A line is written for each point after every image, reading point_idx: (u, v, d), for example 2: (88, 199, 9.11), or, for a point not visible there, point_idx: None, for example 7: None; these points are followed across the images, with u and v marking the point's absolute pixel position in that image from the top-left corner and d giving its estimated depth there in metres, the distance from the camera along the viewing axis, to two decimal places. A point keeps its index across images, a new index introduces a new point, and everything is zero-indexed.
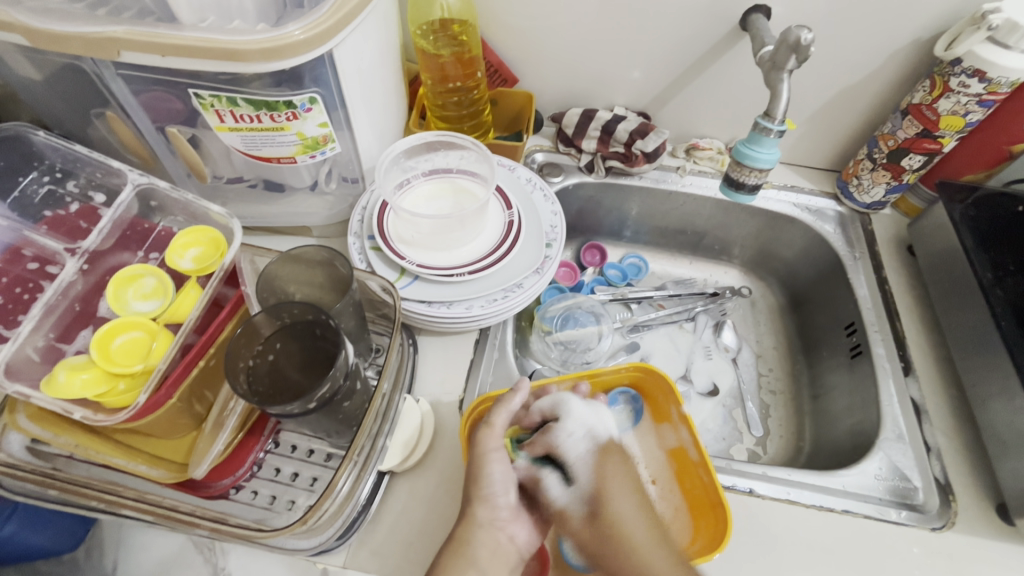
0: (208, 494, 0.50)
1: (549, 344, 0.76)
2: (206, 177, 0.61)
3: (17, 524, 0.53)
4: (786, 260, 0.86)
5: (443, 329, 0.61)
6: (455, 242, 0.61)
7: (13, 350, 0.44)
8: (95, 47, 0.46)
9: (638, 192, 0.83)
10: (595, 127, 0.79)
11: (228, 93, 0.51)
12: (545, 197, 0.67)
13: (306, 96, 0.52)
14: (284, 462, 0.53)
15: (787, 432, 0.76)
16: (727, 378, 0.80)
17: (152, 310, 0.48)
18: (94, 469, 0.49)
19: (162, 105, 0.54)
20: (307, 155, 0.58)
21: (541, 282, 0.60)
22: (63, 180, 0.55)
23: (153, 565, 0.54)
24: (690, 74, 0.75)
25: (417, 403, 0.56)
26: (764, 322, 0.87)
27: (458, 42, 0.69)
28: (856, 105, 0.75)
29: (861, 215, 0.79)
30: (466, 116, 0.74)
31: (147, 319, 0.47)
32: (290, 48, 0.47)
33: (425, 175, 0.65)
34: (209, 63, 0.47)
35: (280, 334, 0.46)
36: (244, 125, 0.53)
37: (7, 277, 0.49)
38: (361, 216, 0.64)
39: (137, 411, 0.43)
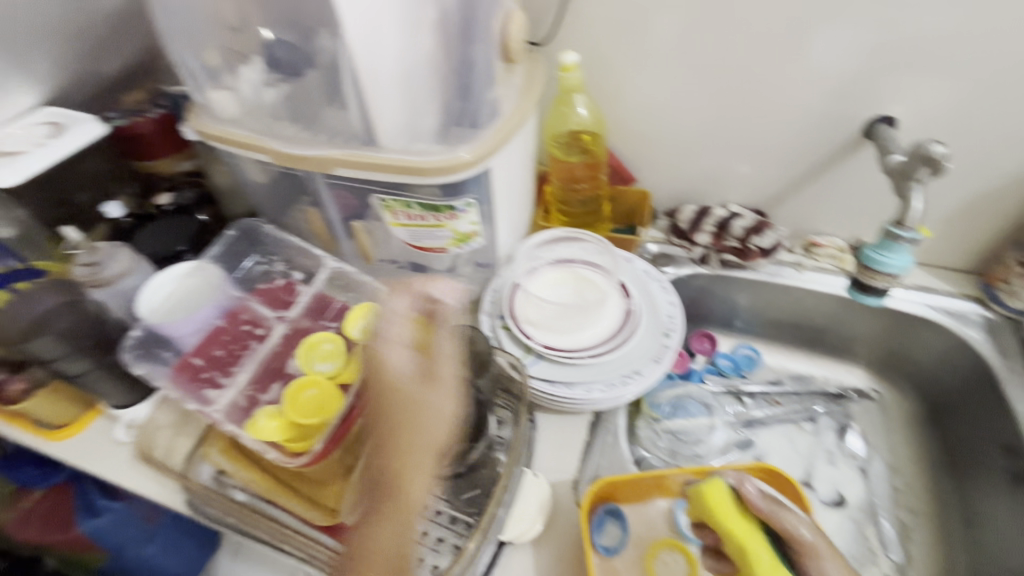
0: (348, 542, 0.56)
1: (657, 433, 0.76)
2: (372, 258, 0.75)
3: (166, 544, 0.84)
4: (922, 365, 0.80)
5: (562, 407, 0.64)
6: (578, 326, 0.66)
7: (232, 394, 0.57)
8: (318, 163, 0.61)
9: (752, 285, 0.84)
10: (710, 222, 0.83)
11: (404, 197, 0.62)
12: (662, 287, 0.71)
13: (464, 201, 0.62)
14: (413, 520, 0.58)
15: (934, 562, 0.69)
16: (856, 490, 0.74)
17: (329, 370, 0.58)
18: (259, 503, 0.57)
19: (347, 202, 0.68)
20: (457, 247, 0.68)
21: (659, 371, 0.62)
22: (274, 261, 0.69)
23: None
24: (809, 177, 0.78)
25: (536, 478, 0.59)
26: (897, 430, 0.80)
27: (586, 150, 0.78)
28: (998, 208, 0.72)
29: (1012, 322, 0.73)
30: (587, 213, 0.83)
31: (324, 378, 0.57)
32: (461, 165, 0.58)
33: (550, 263, 0.72)
34: (399, 177, 0.59)
35: (430, 402, 0.52)
36: (413, 221, 0.65)
37: (228, 335, 0.62)
38: (492, 297, 0.72)
39: (313, 457, 0.53)
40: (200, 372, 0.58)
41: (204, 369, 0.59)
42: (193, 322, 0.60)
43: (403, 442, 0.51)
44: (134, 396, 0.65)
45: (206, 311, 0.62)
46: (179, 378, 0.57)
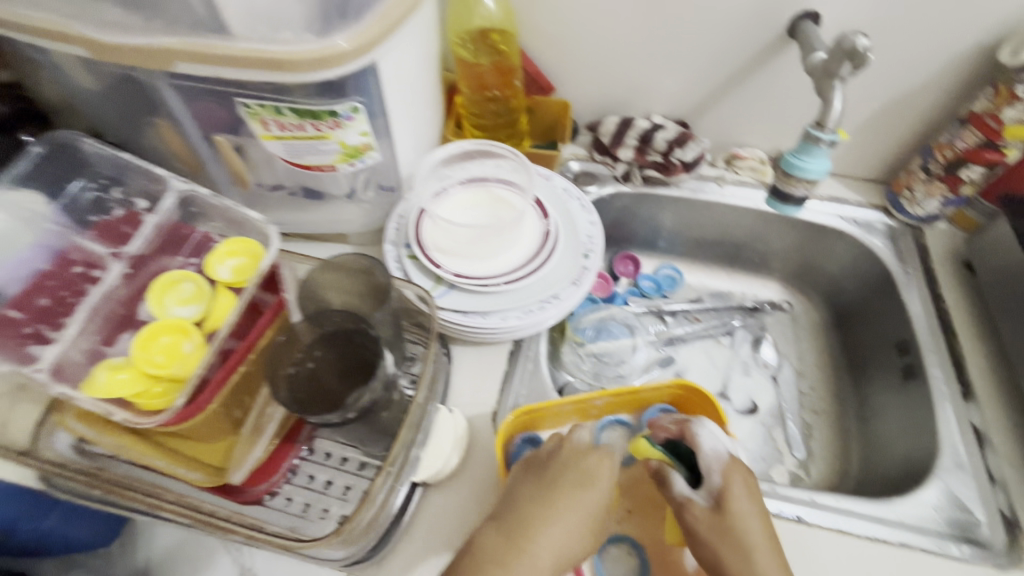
0: (244, 500, 0.50)
1: (582, 356, 0.74)
2: (249, 184, 0.63)
3: (57, 519, 0.55)
4: (830, 275, 0.82)
5: (477, 339, 0.60)
6: (492, 251, 0.60)
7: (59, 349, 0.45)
8: (150, 56, 0.48)
9: (675, 203, 0.81)
10: (633, 136, 0.78)
11: (274, 101, 0.51)
12: (582, 206, 0.66)
13: (349, 105, 0.52)
14: (318, 469, 0.53)
15: (832, 455, 0.73)
16: (767, 396, 0.77)
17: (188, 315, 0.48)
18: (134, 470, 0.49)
19: (212, 115, 0.55)
20: (347, 163, 0.58)
21: (579, 293, 0.59)
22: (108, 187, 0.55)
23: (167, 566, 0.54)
24: (733, 82, 0.73)
25: (452, 415, 0.55)
26: (806, 338, 0.83)
27: (498, 51, 0.68)
28: (908, 115, 0.72)
29: (912, 228, 0.76)
30: (501, 125, 0.74)
31: (189, 323, 0.48)
32: (337, 58, 0.47)
33: (461, 183, 0.65)
34: (259, 73, 0.48)
35: (319, 342, 0.45)
36: (289, 133, 0.54)
37: (54, 280, 0.50)
38: (397, 225, 0.63)
39: (176, 415, 0.44)
40: (22, 328, 0.47)
41: (25, 323, 0.48)
42: (18, 268, 0.49)
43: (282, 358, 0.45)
44: None
45: (25, 255, 0.50)
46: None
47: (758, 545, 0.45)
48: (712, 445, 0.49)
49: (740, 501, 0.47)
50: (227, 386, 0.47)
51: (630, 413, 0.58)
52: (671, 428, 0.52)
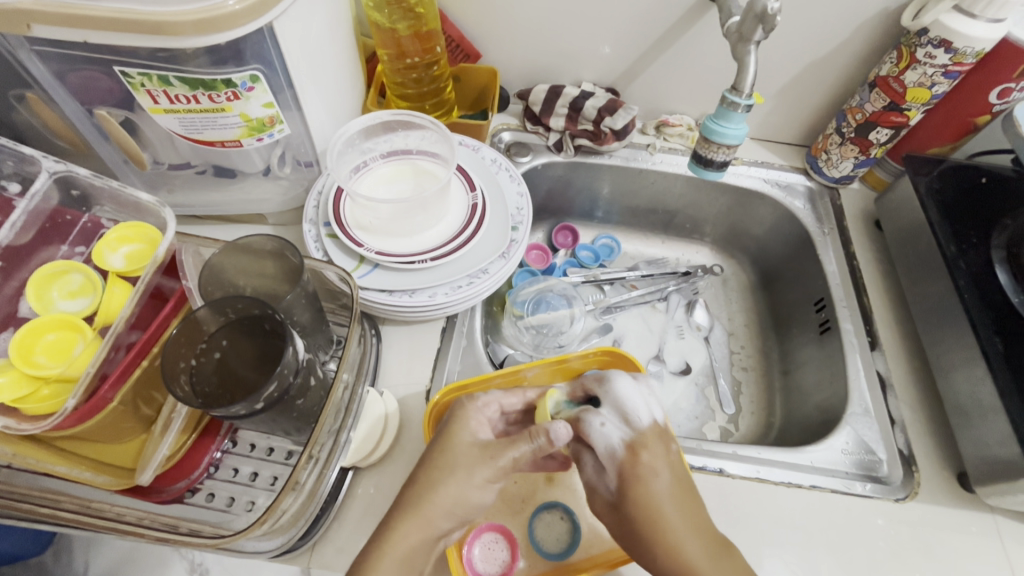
0: (161, 500, 0.48)
1: (521, 329, 0.75)
2: (146, 163, 0.57)
3: None
4: (757, 238, 0.85)
5: (407, 317, 0.58)
6: (417, 227, 0.58)
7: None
8: (4, 20, 0.42)
9: (608, 172, 0.81)
10: (563, 104, 0.76)
11: (160, 71, 0.47)
12: (511, 177, 0.65)
13: (247, 74, 0.48)
14: (243, 462, 0.51)
15: (758, 408, 0.77)
16: (699, 357, 0.80)
17: (76, 312, 0.44)
18: (26, 479, 0.45)
19: (93, 85, 0.50)
20: (253, 138, 0.54)
21: (507, 266, 0.58)
22: None
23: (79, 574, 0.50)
24: (658, 48, 0.73)
25: (382, 397, 0.54)
26: (735, 300, 0.87)
27: (414, 14, 0.64)
28: (824, 80, 0.74)
29: (830, 190, 0.79)
30: (427, 94, 0.71)
31: (78, 318, 0.44)
32: (226, 20, 0.43)
33: (383, 157, 0.62)
34: (137, 38, 0.43)
35: (225, 330, 0.43)
36: (181, 106, 0.49)
37: None
38: (317, 202, 0.60)
39: (72, 415, 0.40)
40: None
41: None
42: None
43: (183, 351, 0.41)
44: None
45: None
46: None
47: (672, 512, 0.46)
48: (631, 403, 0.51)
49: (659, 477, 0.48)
50: (131, 378, 0.43)
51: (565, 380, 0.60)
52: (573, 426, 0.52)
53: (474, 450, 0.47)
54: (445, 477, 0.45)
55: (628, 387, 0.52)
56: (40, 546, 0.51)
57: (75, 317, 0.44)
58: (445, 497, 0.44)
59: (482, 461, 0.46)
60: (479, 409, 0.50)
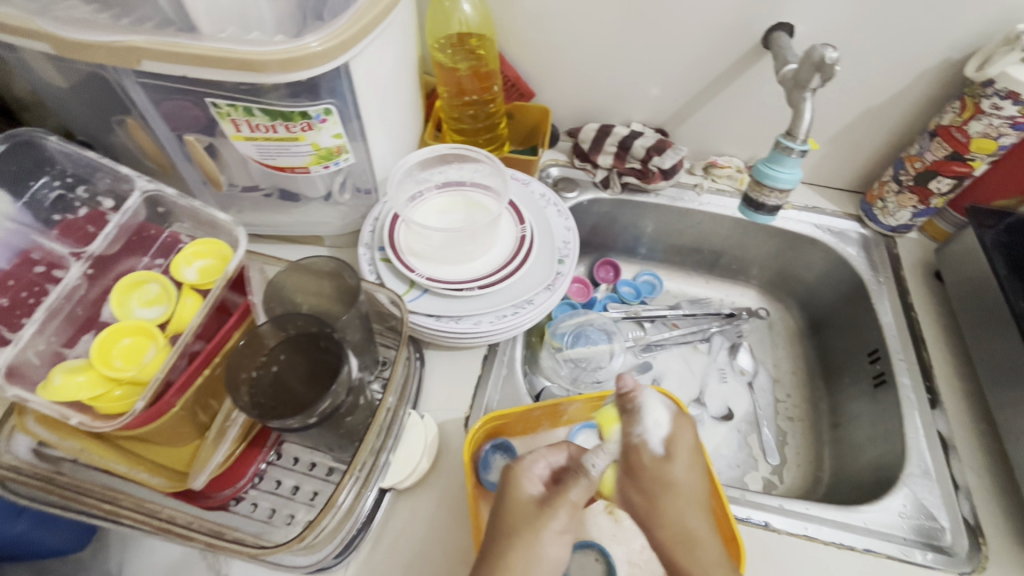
0: (208, 505, 0.49)
1: (559, 361, 0.75)
2: (222, 185, 0.62)
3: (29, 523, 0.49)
4: (806, 283, 0.83)
5: (452, 343, 0.59)
6: (466, 256, 0.59)
7: (16, 351, 0.43)
8: (116, 56, 0.47)
9: (653, 210, 0.82)
10: (612, 142, 0.78)
11: (245, 102, 0.51)
12: (559, 212, 0.66)
13: (321, 107, 0.52)
14: (285, 475, 0.52)
15: (805, 461, 0.73)
16: (742, 403, 0.78)
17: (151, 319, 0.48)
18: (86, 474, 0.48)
19: (183, 113, 0.55)
20: (320, 166, 0.57)
21: (552, 299, 0.58)
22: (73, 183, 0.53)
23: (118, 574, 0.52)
24: (709, 93, 0.74)
25: (422, 419, 0.55)
26: (782, 345, 0.84)
27: (476, 56, 0.68)
28: (880, 127, 0.73)
29: (885, 238, 0.77)
30: (482, 129, 0.74)
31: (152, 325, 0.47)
32: (307, 59, 0.47)
33: (438, 187, 0.65)
34: (226, 73, 0.47)
35: (284, 346, 0.45)
36: (260, 134, 0.53)
37: (16, 282, 0.48)
38: (373, 227, 0.63)
39: (138, 417, 0.43)
40: None
41: None
42: None
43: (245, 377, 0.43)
44: None
45: None
46: None
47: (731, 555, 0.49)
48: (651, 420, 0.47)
49: (682, 463, 0.45)
50: (193, 386, 0.46)
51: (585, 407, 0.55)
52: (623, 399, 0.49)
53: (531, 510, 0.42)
54: (511, 546, 0.40)
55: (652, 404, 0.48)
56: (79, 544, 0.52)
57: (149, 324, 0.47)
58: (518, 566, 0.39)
59: (542, 517, 0.42)
60: (529, 469, 0.46)
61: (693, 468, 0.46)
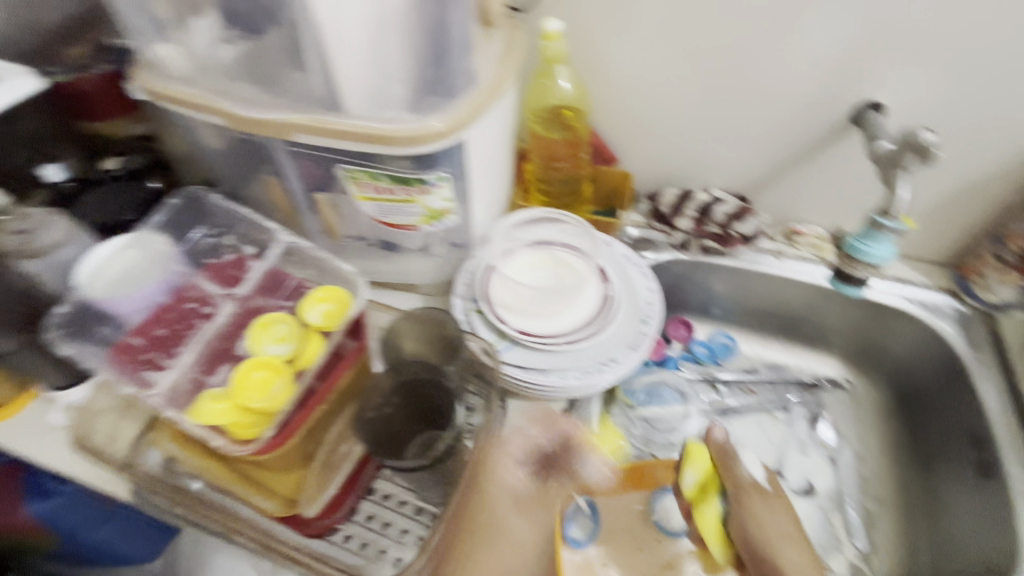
0: (308, 533, 0.52)
1: (632, 419, 0.75)
2: (339, 234, 0.70)
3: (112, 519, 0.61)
4: (895, 357, 0.80)
5: (536, 395, 0.62)
6: (555, 311, 0.63)
7: (173, 377, 0.52)
8: (278, 129, 0.56)
9: (731, 273, 0.82)
10: (692, 207, 0.80)
11: (369, 167, 0.58)
12: (642, 273, 0.68)
13: (436, 175, 0.58)
14: (377, 510, 0.55)
15: (895, 548, 0.70)
16: (825, 479, 0.75)
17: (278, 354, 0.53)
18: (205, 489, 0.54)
19: (315, 173, 0.63)
20: (428, 224, 0.64)
21: (636, 359, 0.60)
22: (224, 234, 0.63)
23: None
24: (794, 164, 0.76)
25: (507, 469, 0.57)
26: (867, 420, 0.80)
27: (569, 127, 0.74)
28: (977, 202, 0.72)
29: (985, 315, 0.74)
30: (567, 193, 0.79)
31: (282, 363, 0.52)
32: (432, 136, 0.54)
33: (528, 245, 0.69)
34: (359, 145, 0.55)
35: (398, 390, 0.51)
36: (382, 196, 0.61)
37: (172, 313, 0.56)
38: (466, 279, 0.68)
39: (265, 445, 0.49)
40: (140, 353, 0.53)
41: (143, 349, 0.53)
42: (139, 300, 0.56)
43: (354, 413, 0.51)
44: (75, 377, 0.61)
45: (150, 290, 0.57)
46: (116, 359, 0.52)
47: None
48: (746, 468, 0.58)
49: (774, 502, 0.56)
50: (305, 423, 0.51)
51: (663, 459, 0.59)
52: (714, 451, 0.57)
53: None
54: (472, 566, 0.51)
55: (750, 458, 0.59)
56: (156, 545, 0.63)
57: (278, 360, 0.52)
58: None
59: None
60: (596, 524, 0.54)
61: (786, 516, 0.56)
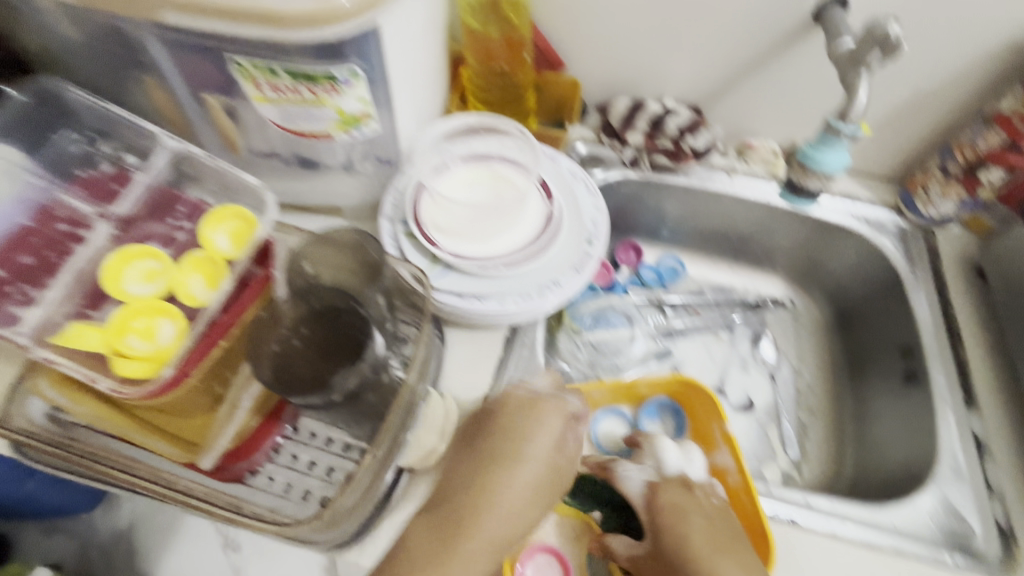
0: (223, 479, 0.47)
1: (578, 344, 0.72)
2: (239, 148, 0.59)
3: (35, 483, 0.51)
4: (837, 275, 0.80)
5: (473, 323, 0.58)
6: (492, 232, 0.57)
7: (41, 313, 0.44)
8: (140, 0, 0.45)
9: (681, 191, 0.78)
10: (644, 119, 0.75)
11: (266, 61, 0.48)
12: (588, 189, 0.64)
13: (347, 68, 0.49)
14: (301, 449, 0.50)
15: (827, 456, 0.72)
16: (763, 394, 0.76)
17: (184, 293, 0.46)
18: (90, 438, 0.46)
19: (202, 74, 0.52)
20: (344, 132, 0.55)
21: (580, 281, 0.56)
22: (90, 134, 0.52)
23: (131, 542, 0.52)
24: (752, 68, 0.70)
25: (444, 398, 0.54)
26: (807, 338, 0.81)
27: (508, 22, 0.65)
28: (932, 109, 0.69)
29: (925, 230, 0.74)
30: (508, 101, 0.71)
31: (157, 299, 0.45)
32: (334, 17, 0.44)
33: (463, 159, 0.62)
34: (252, 30, 0.45)
35: (306, 320, 0.44)
36: (282, 96, 0.51)
37: (39, 238, 0.47)
38: (395, 199, 0.61)
39: (162, 385, 0.42)
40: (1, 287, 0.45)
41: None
42: None
43: (304, 366, 0.44)
44: None
45: (3, 210, 0.47)
46: None
47: (710, 555, 0.47)
48: (667, 448, 0.54)
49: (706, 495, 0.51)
50: (212, 355, 0.45)
51: (630, 404, 0.61)
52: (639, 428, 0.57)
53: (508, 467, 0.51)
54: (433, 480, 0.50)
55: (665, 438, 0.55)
56: (90, 502, 0.54)
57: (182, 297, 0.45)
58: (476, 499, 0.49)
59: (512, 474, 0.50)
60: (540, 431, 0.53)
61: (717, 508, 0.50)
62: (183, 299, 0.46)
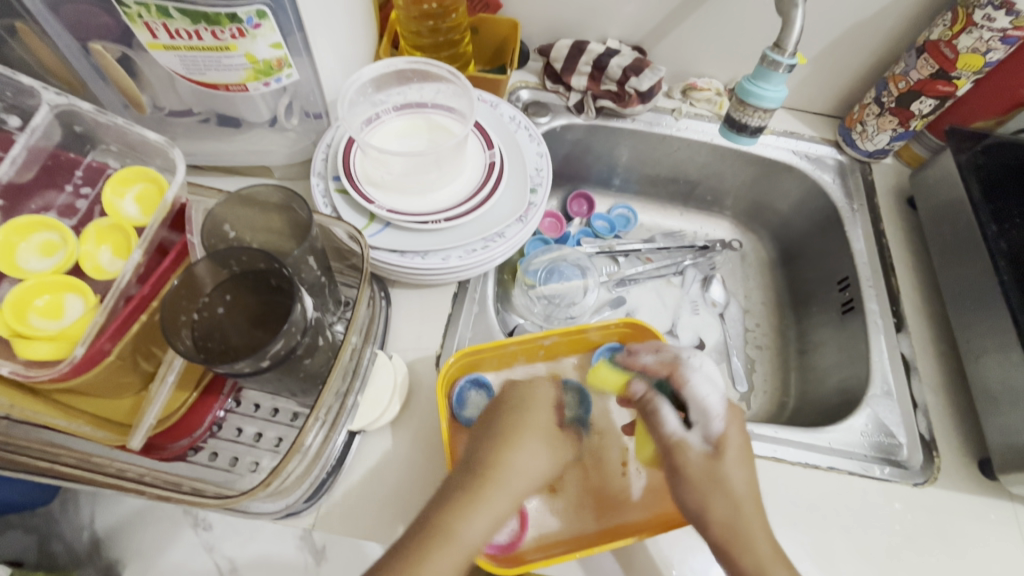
0: (162, 457, 0.46)
1: (532, 299, 0.71)
2: (145, 107, 0.54)
3: None
4: (780, 213, 0.82)
5: (418, 280, 0.57)
6: (430, 185, 0.55)
7: None
8: None
9: (629, 136, 0.77)
10: (586, 61, 0.72)
11: (159, 0, 0.43)
12: (530, 136, 0.62)
13: (253, 9, 0.44)
14: (246, 422, 0.49)
15: (772, 387, 0.75)
16: (714, 333, 0.78)
17: (93, 267, 0.42)
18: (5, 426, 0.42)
19: (92, 21, 0.47)
20: (259, 82, 0.50)
21: (524, 231, 0.55)
22: None
23: (70, 532, 0.49)
24: (692, 3, 0.68)
25: (391, 360, 0.53)
26: (753, 277, 0.84)
27: None
28: (868, 42, 0.69)
29: (861, 164, 0.75)
30: (443, 45, 0.67)
31: (59, 273, 0.41)
32: None
33: (396, 109, 0.59)
34: None
35: (229, 285, 0.41)
36: (182, 43, 0.46)
37: None
38: (326, 154, 0.58)
39: (76, 364, 0.38)
40: None
41: None
42: None
43: (237, 338, 0.40)
44: None
45: None
46: None
47: (747, 515, 0.44)
48: (709, 394, 0.48)
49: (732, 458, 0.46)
50: (131, 332, 0.41)
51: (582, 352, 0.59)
52: (659, 368, 0.51)
53: (528, 430, 0.48)
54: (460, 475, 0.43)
55: (702, 379, 0.49)
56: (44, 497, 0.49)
57: (91, 271, 0.42)
58: (503, 462, 0.44)
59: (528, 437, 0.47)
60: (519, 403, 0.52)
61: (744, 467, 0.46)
62: (91, 273, 0.42)
